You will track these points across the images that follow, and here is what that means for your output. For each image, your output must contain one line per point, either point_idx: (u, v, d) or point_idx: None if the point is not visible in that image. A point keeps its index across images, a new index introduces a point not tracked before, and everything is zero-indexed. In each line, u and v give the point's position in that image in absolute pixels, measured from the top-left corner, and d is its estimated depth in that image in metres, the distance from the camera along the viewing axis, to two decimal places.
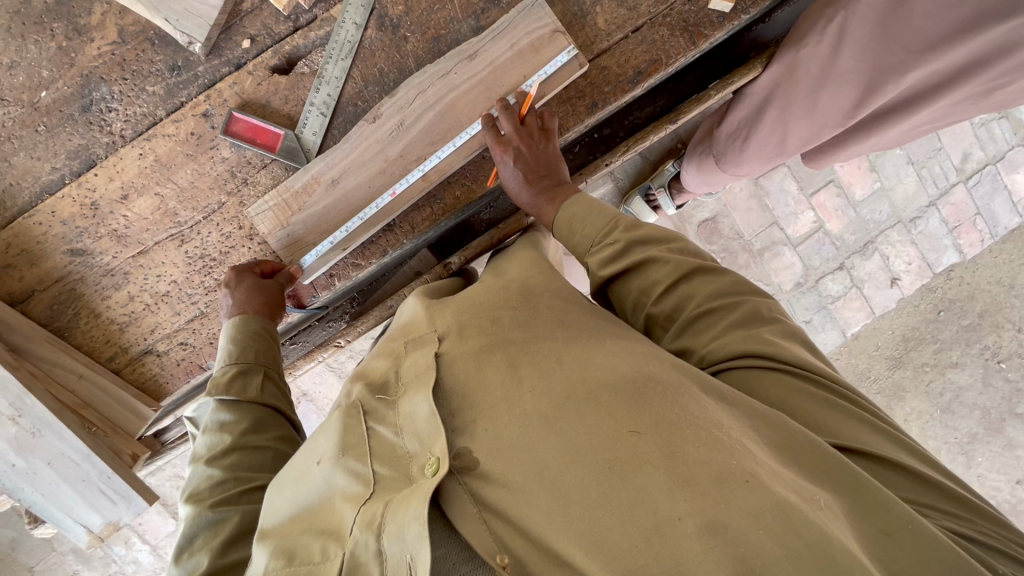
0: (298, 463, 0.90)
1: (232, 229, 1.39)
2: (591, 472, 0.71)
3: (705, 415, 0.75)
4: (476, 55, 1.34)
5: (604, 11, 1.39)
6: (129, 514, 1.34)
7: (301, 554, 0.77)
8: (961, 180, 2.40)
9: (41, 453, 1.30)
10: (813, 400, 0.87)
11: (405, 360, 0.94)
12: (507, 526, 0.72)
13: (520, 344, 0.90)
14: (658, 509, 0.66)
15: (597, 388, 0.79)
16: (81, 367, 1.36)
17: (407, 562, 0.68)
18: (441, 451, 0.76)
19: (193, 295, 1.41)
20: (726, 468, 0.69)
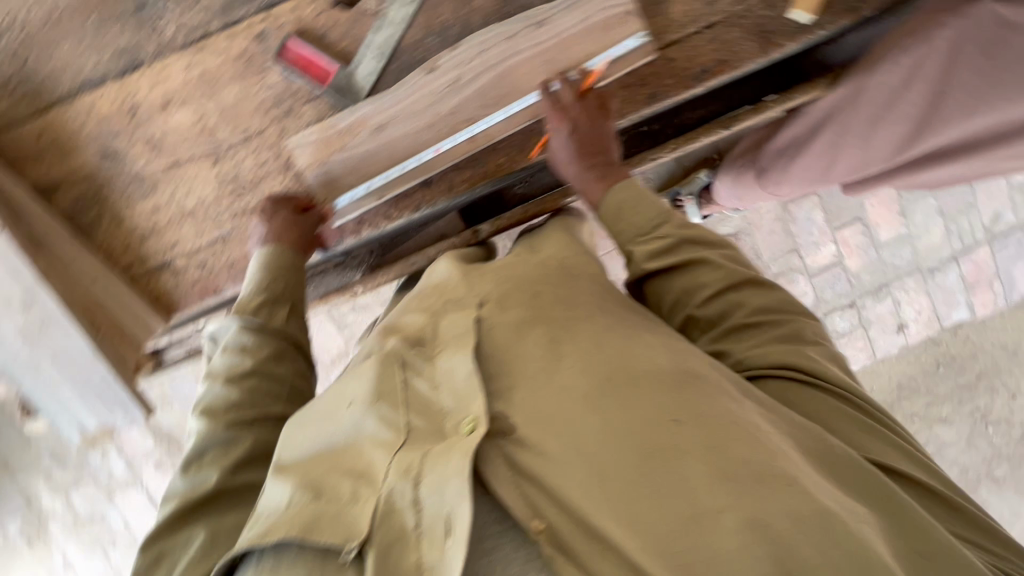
0: (327, 401, 0.89)
1: (269, 157, 1.37)
2: (632, 451, 0.73)
3: (745, 417, 0.78)
4: (545, 23, 1.31)
5: (681, 2, 1.36)
6: (124, 421, 1.37)
7: (329, 491, 0.75)
8: (987, 240, 2.40)
9: (47, 346, 1.29)
10: (840, 417, 0.92)
11: (443, 320, 0.94)
12: (542, 493, 0.73)
13: (562, 321, 0.90)
14: (699, 497, 0.69)
15: (642, 373, 0.81)
16: (97, 269, 1.35)
17: (444, 518, 0.70)
18: (479, 411, 0.79)
19: (219, 217, 1.39)
20: (765, 470, 0.72)
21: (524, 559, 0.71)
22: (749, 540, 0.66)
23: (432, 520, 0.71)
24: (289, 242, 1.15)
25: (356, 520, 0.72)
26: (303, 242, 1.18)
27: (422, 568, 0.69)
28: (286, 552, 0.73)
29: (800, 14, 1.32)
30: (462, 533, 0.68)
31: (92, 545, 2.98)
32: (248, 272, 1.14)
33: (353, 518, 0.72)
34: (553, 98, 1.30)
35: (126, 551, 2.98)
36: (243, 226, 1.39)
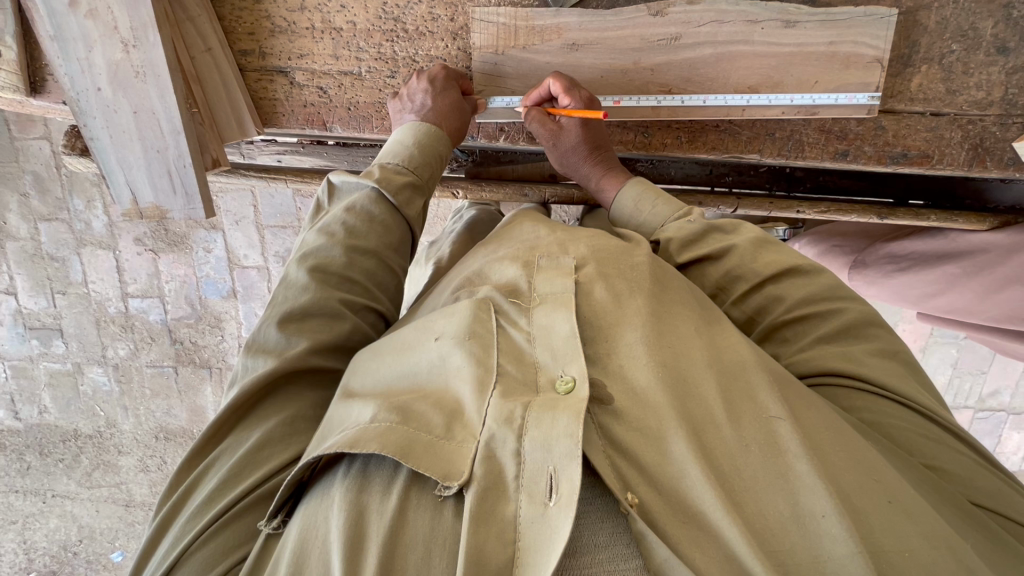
0: (411, 334, 0.88)
1: (443, 15, 1.21)
2: (733, 444, 0.71)
3: (837, 426, 0.77)
4: (792, 26, 1.18)
5: (924, 74, 1.25)
6: (182, 213, 1.21)
7: (420, 417, 0.75)
8: (974, 407, 2.60)
9: (135, 97, 1.14)
10: (922, 433, 0.84)
11: (538, 275, 0.88)
12: (635, 469, 0.70)
13: (659, 296, 0.86)
14: (804, 503, 0.66)
15: (740, 367, 0.79)
16: (214, 43, 1.20)
17: (547, 473, 0.66)
18: (579, 374, 0.75)
19: (362, 51, 1.24)
20: (864, 485, 0.70)
21: (610, 530, 0.67)
22: (857, 546, 0.63)
23: (534, 474, 0.67)
24: (439, 122, 1.13)
25: (454, 458, 0.71)
26: (456, 130, 1.16)
27: (520, 519, 0.66)
28: (377, 470, 0.74)
29: None
30: (571, 491, 0.64)
31: (39, 284, 2.87)
32: (389, 142, 1.13)
33: (449, 455, 0.71)
34: (575, 90, 1.14)
35: (73, 305, 2.90)
36: (381, 73, 1.25)
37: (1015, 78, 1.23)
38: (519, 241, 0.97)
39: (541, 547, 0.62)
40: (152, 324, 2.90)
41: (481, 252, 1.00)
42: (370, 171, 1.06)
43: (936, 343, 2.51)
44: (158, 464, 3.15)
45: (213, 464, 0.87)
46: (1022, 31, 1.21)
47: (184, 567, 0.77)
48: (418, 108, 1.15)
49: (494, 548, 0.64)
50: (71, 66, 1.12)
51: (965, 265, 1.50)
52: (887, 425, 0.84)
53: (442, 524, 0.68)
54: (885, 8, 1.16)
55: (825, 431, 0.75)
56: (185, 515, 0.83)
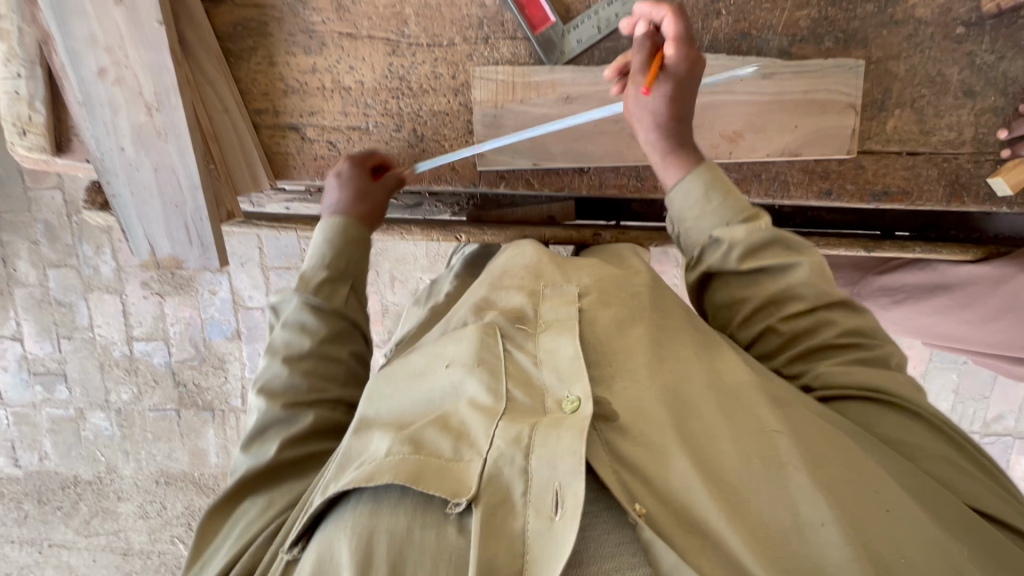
0: (422, 362, 0.91)
1: (445, 73, 1.30)
2: (734, 458, 0.75)
3: (837, 439, 0.79)
4: (770, 77, 1.27)
5: (898, 116, 1.32)
6: (197, 262, 1.27)
7: (429, 445, 0.77)
8: (980, 432, 2.60)
9: (155, 155, 1.21)
10: (932, 453, 0.87)
11: (543, 303, 0.93)
12: (640, 483, 0.73)
13: (658, 322, 0.92)
14: (803, 512, 0.69)
15: (737, 388, 0.83)
16: (231, 103, 1.28)
17: (553, 488, 0.70)
18: (583, 393, 0.78)
19: (370, 107, 1.32)
20: (865, 494, 0.72)
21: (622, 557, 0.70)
22: (853, 551, 0.66)
23: (540, 490, 0.70)
24: (348, 210, 1.22)
25: (461, 477, 0.73)
26: (367, 213, 1.23)
27: (527, 533, 0.69)
28: (385, 496, 0.76)
29: (999, 184, 1.30)
30: (575, 505, 0.67)
31: (46, 330, 2.90)
32: (309, 245, 1.21)
33: (458, 475, 0.74)
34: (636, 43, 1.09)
35: (78, 349, 2.92)
36: (387, 126, 1.32)
37: (984, 119, 1.31)
38: (519, 270, 1.02)
39: (549, 559, 0.66)
40: (156, 367, 2.92)
41: (485, 281, 1.03)
42: (302, 275, 1.16)
43: (936, 368, 2.53)
44: (157, 510, 3.11)
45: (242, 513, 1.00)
46: (986, 76, 1.30)
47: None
48: (332, 202, 1.24)
49: (503, 561, 0.68)
50: (97, 127, 1.19)
51: (953, 292, 1.56)
52: (898, 437, 0.89)
53: (447, 542, 0.71)
54: (853, 59, 1.27)
55: (827, 443, 0.78)
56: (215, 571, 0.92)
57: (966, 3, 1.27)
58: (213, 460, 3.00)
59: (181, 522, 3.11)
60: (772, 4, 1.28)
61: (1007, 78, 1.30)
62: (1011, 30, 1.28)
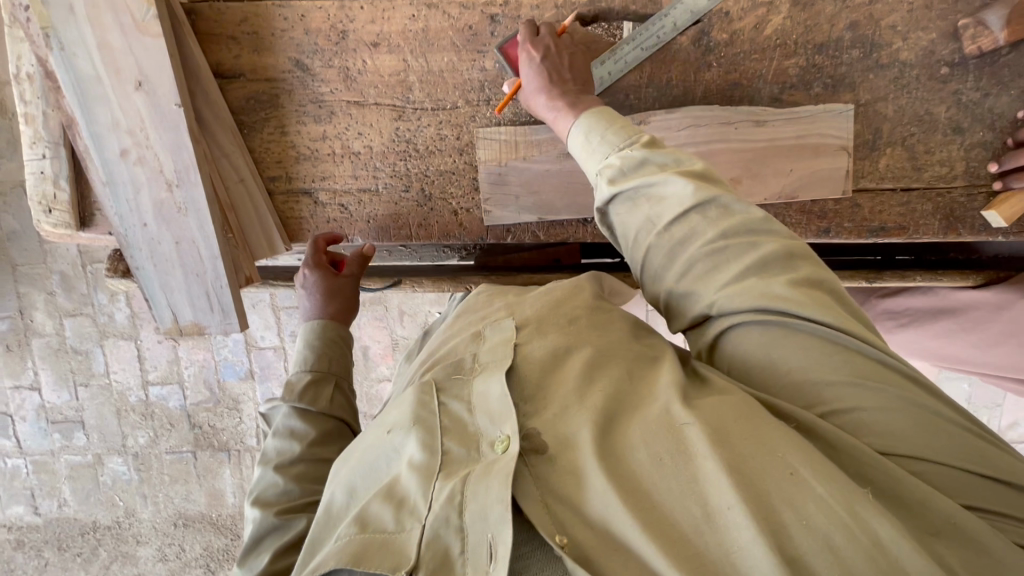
0: (370, 432, 0.93)
1: (450, 134, 1.35)
2: (646, 465, 0.73)
3: (752, 419, 0.75)
4: (763, 124, 1.32)
5: (890, 155, 1.36)
6: (219, 327, 1.32)
7: (375, 521, 0.79)
8: None
9: (176, 228, 1.26)
10: (885, 402, 0.77)
11: (482, 348, 0.95)
12: (563, 505, 0.73)
13: (584, 344, 0.92)
14: (712, 505, 0.68)
15: (650, 397, 0.82)
16: (246, 173, 1.33)
17: (486, 542, 0.70)
18: (512, 429, 0.79)
19: (379, 169, 1.37)
20: (768, 466, 0.70)
21: None
22: (762, 543, 0.63)
23: (476, 544, 0.71)
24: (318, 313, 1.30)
25: (402, 546, 0.74)
26: (341, 309, 1.31)
27: None
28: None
29: (993, 217, 1.34)
30: (504, 551, 0.67)
31: (63, 379, 2.95)
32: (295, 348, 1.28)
33: (399, 545, 0.75)
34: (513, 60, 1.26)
35: (95, 396, 2.97)
36: (396, 188, 1.37)
37: (974, 153, 1.35)
38: (472, 319, 1.06)
39: None
40: (172, 410, 2.96)
41: (446, 333, 1.08)
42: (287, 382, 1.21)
43: (947, 379, 2.54)
44: (176, 552, 3.13)
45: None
46: (972, 113, 1.34)
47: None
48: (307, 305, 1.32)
49: None
50: (120, 205, 1.25)
51: (956, 317, 1.58)
52: (849, 400, 0.78)
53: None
54: (842, 104, 1.32)
55: (738, 425, 0.75)
56: None
57: (949, 45, 1.32)
58: (230, 500, 3.02)
59: (200, 563, 3.12)
60: (761, 55, 1.33)
61: (993, 113, 1.34)
62: (995, 68, 1.32)
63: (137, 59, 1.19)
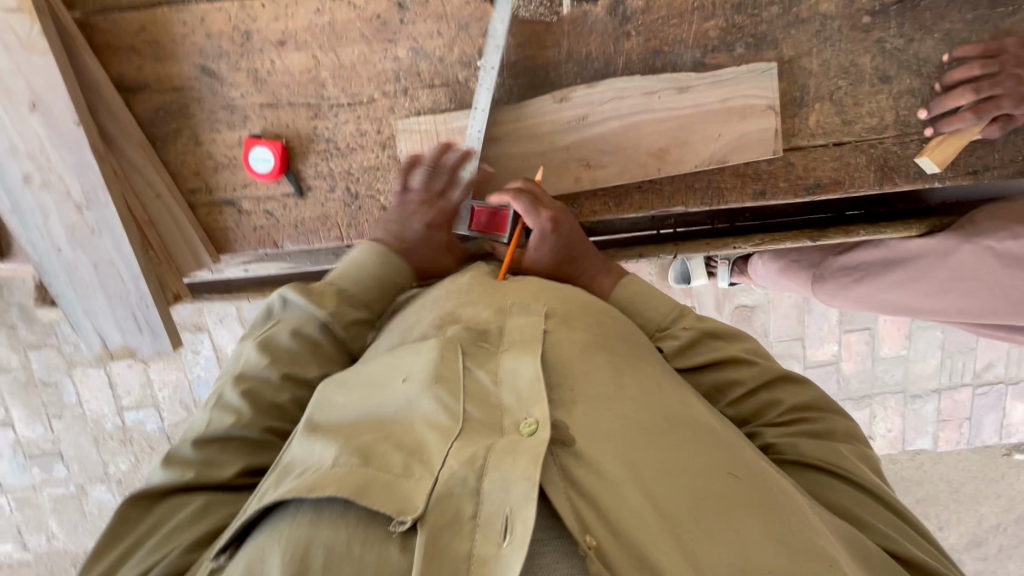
0: (377, 372, 0.88)
1: (370, 129, 1.32)
2: (688, 496, 0.74)
3: (777, 482, 0.82)
4: (686, 90, 1.30)
5: (819, 111, 1.34)
6: (150, 348, 1.30)
7: (380, 459, 0.73)
8: (972, 384, 2.55)
9: (92, 251, 1.23)
10: (860, 500, 0.91)
11: (510, 319, 0.94)
12: (592, 510, 0.71)
13: (620, 353, 0.94)
14: (754, 559, 0.70)
15: (695, 425, 0.84)
16: (161, 187, 1.29)
17: (503, 514, 0.66)
18: (542, 416, 0.76)
19: (302, 171, 1.33)
20: (806, 537, 0.75)
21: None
22: None
23: (490, 514, 0.66)
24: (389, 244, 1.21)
25: (408, 494, 0.69)
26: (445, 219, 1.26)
27: (473, 557, 0.64)
28: (329, 506, 0.70)
29: (926, 163, 1.33)
30: (524, 532, 0.63)
31: (35, 413, 2.89)
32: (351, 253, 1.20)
33: (405, 490, 0.70)
34: (427, 194, 1.25)
35: (70, 427, 2.92)
36: (321, 189, 1.34)
37: (904, 101, 1.33)
38: (481, 289, 1.05)
39: None
40: (150, 433, 2.92)
41: (445, 294, 1.07)
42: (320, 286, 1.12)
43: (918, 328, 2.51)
44: None
45: (164, 518, 0.90)
46: (898, 60, 1.32)
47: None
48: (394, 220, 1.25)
49: None
50: (31, 233, 1.21)
51: (905, 266, 1.57)
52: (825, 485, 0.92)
53: (388, 564, 0.66)
54: (765, 63, 1.29)
55: (767, 484, 0.81)
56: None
57: None
58: None
59: None
60: (680, 19, 1.30)
61: (919, 59, 1.31)
62: (916, 13, 1.30)
63: (26, 78, 1.13)
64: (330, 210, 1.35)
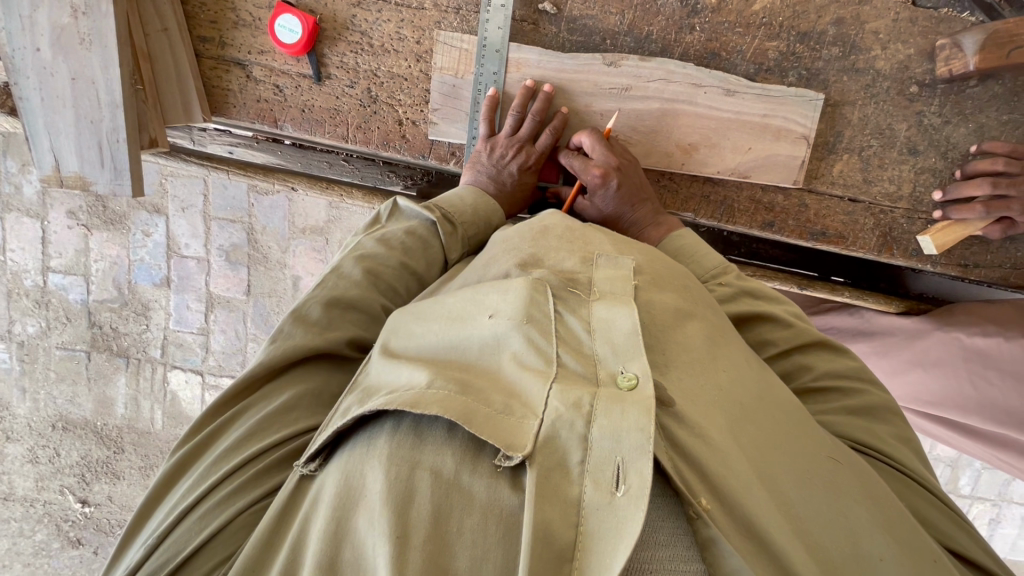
0: (458, 305, 0.84)
1: (410, 36, 1.25)
2: (792, 475, 0.72)
3: (869, 472, 0.79)
4: (733, 97, 1.28)
5: (845, 162, 1.36)
6: (107, 187, 1.16)
7: (477, 393, 0.70)
8: None
9: (75, 63, 1.10)
10: (920, 495, 0.86)
11: (596, 268, 0.87)
12: (695, 473, 0.67)
13: (711, 319, 0.89)
14: (858, 546, 0.69)
15: (788, 408, 0.81)
16: (172, 24, 1.19)
17: (615, 463, 0.64)
18: (641, 371, 0.72)
19: (327, 57, 1.25)
20: (904, 529, 0.73)
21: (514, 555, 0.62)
22: None
23: (600, 462, 0.64)
24: (495, 193, 1.21)
25: (514, 431, 0.67)
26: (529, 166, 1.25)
27: (583, 503, 0.63)
28: (429, 432, 0.70)
29: (926, 242, 1.34)
30: (641, 485, 0.62)
31: None
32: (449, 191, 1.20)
33: (509, 428, 0.67)
34: (516, 138, 1.23)
35: None
36: (340, 81, 1.26)
37: (923, 178, 1.36)
38: (551, 233, 0.95)
39: (610, 538, 0.60)
40: (71, 304, 2.43)
41: (525, 233, 0.97)
42: (409, 202, 1.14)
43: None
44: (49, 456, 2.63)
45: (242, 415, 0.87)
46: (930, 137, 1.34)
47: (195, 514, 0.76)
48: (486, 162, 1.23)
49: (558, 528, 0.61)
50: (11, 21, 1.09)
51: (881, 337, 1.61)
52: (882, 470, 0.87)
53: (500, 498, 0.65)
54: (813, 92, 1.29)
55: (862, 475, 0.78)
56: (202, 466, 0.82)
57: (923, 64, 1.31)
58: (121, 411, 2.55)
59: (75, 473, 2.65)
60: (746, 30, 1.29)
61: (949, 142, 1.34)
62: (960, 97, 1.32)
63: None
64: (344, 107, 1.27)
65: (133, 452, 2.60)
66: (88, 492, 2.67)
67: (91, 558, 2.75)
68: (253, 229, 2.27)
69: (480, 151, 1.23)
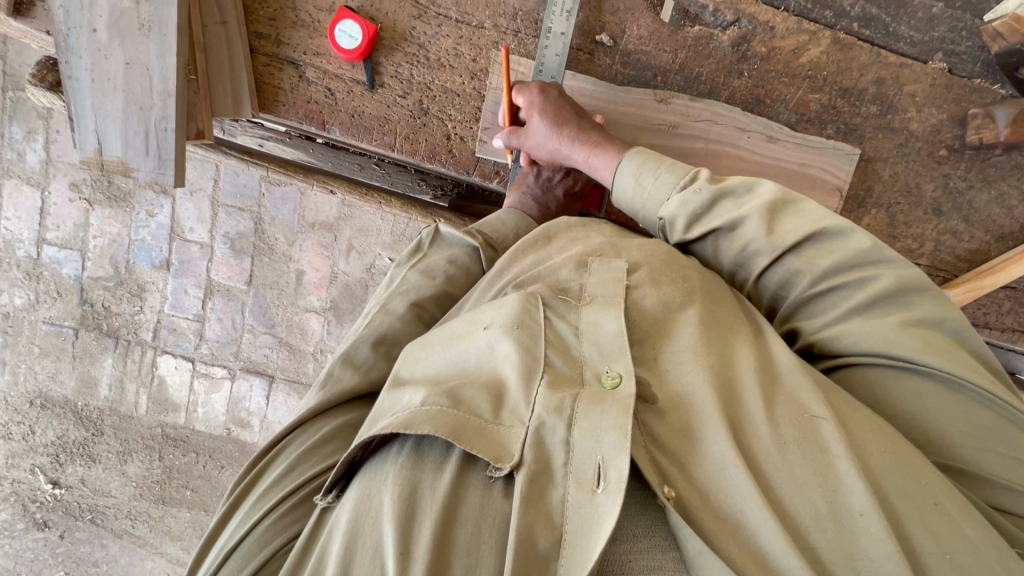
0: (459, 325, 0.88)
1: (467, 54, 1.26)
2: (771, 444, 0.73)
3: (879, 427, 0.77)
4: (775, 142, 1.32)
5: (873, 216, 1.40)
6: (151, 175, 1.14)
7: (470, 403, 0.75)
8: None
9: (133, 47, 1.08)
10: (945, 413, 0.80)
11: (589, 278, 0.90)
12: (673, 465, 0.72)
13: (698, 297, 0.88)
14: (842, 503, 0.68)
15: (776, 377, 0.80)
16: (231, 16, 1.18)
17: (596, 461, 0.67)
18: (625, 370, 0.75)
19: (382, 66, 1.25)
20: (906, 484, 0.71)
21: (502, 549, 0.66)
22: (893, 543, 0.64)
23: (582, 462, 0.68)
24: (539, 214, 1.21)
25: (504, 442, 0.71)
26: (575, 192, 1.26)
27: (567, 505, 0.67)
28: (430, 451, 0.73)
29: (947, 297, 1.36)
30: (619, 479, 0.64)
31: None
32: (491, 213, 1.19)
33: (500, 439, 0.72)
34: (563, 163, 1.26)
35: None
36: (393, 90, 1.26)
37: (945, 238, 1.41)
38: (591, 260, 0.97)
39: (587, 535, 0.63)
40: (64, 278, 2.36)
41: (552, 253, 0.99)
42: (450, 232, 1.10)
43: None
44: (23, 433, 2.54)
45: (283, 450, 0.90)
46: (954, 200, 1.39)
47: (239, 554, 0.79)
48: (533, 183, 1.24)
49: (543, 532, 0.65)
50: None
51: None
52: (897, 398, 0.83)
53: (494, 505, 0.69)
54: (849, 146, 1.33)
55: (868, 430, 0.76)
56: (247, 507, 0.86)
57: (953, 129, 1.36)
58: (105, 393, 2.47)
59: (49, 452, 2.55)
60: (791, 80, 1.33)
61: (970, 206, 1.39)
62: (984, 164, 1.37)
63: None
64: (394, 117, 1.27)
65: (112, 436, 2.52)
66: (60, 473, 2.57)
67: (55, 542, 2.64)
68: (261, 219, 2.21)
69: (525, 172, 1.26)
